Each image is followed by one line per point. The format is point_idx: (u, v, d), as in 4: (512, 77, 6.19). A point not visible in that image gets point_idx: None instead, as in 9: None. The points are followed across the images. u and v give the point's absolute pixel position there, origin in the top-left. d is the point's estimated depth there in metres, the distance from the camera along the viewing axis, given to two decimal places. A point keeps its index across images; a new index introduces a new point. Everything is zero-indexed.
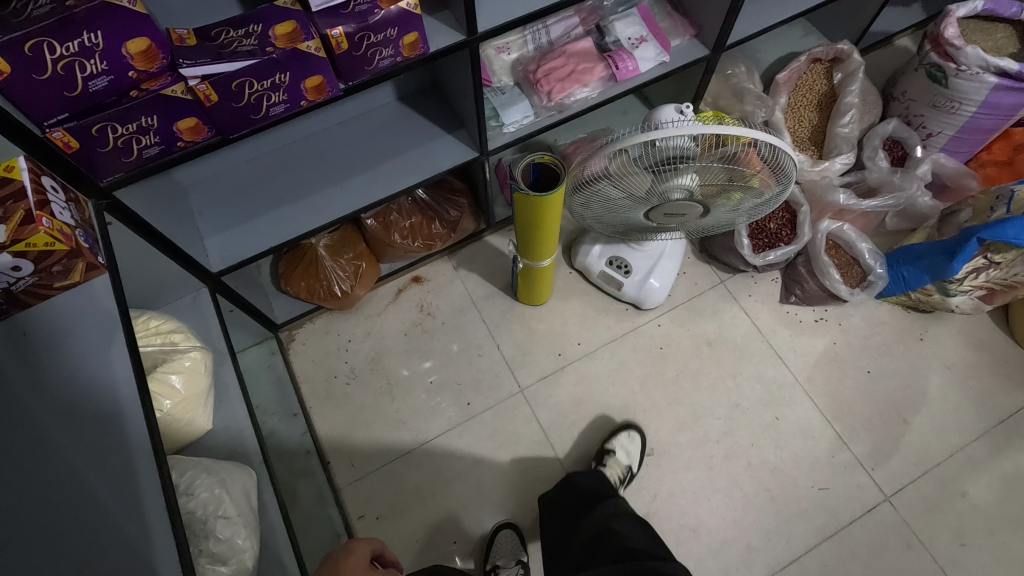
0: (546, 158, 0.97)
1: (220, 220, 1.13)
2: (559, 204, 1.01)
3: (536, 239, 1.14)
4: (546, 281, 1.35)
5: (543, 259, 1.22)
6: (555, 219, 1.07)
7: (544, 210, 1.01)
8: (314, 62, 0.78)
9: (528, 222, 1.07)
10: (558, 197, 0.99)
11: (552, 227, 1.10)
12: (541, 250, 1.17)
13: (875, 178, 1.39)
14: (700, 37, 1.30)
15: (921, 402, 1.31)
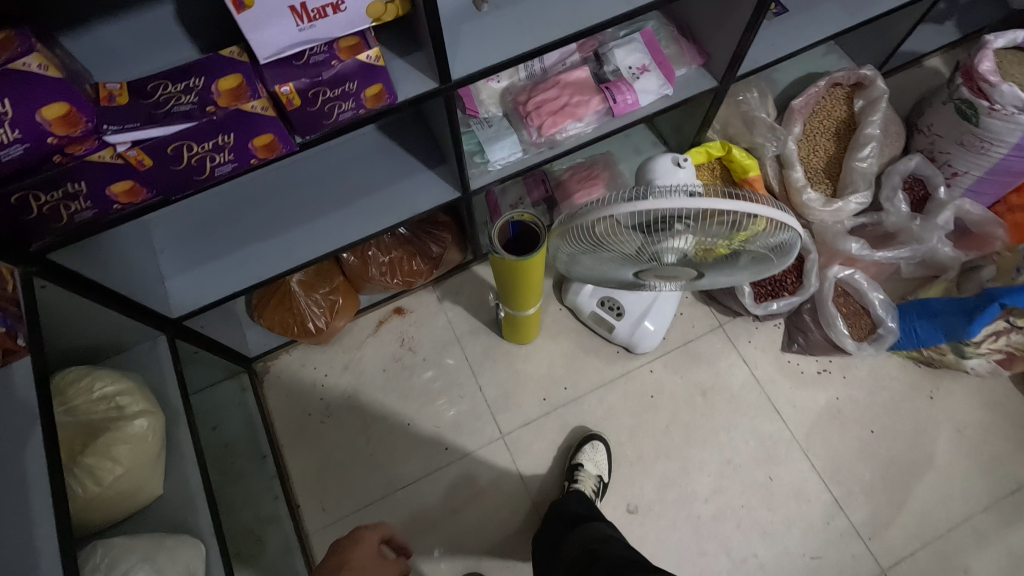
0: (523, 216, 0.93)
1: (180, 259, 1.05)
2: (540, 262, 0.98)
3: (520, 293, 1.09)
4: (533, 324, 1.28)
5: (528, 309, 1.17)
6: (539, 274, 1.03)
7: (526, 269, 0.98)
8: (262, 121, 0.71)
9: (510, 281, 1.03)
10: (539, 256, 0.95)
11: (536, 281, 1.06)
12: (526, 303, 1.13)
13: (893, 222, 1.29)
14: (708, 66, 1.19)
15: (927, 466, 1.23)
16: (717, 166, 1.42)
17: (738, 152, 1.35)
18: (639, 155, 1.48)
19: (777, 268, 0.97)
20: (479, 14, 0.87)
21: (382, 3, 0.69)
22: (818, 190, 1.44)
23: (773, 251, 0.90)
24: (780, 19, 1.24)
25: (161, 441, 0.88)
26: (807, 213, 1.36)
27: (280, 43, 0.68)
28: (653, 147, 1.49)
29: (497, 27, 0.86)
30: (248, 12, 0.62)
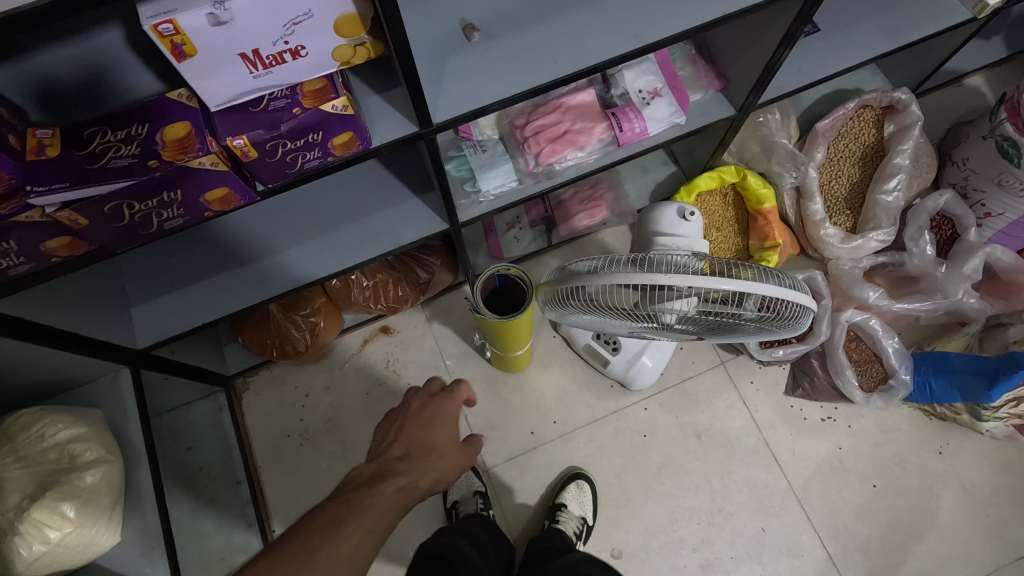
0: (511, 271, 0.99)
1: (148, 285, 0.99)
2: (527, 318, 1.01)
3: (510, 344, 1.10)
4: (525, 359, 1.25)
5: (519, 353, 1.16)
6: (527, 327, 1.06)
7: (512, 326, 1.00)
8: (212, 176, 0.63)
9: (499, 336, 1.05)
10: (525, 313, 0.98)
11: (525, 333, 1.08)
12: (517, 351, 1.14)
13: (915, 265, 1.20)
14: (726, 92, 1.09)
15: (929, 527, 1.17)
16: (730, 193, 1.33)
17: (753, 179, 1.27)
18: (647, 174, 1.38)
19: (791, 332, 0.87)
20: (470, 45, 0.79)
21: (350, 47, 0.61)
22: (837, 222, 1.34)
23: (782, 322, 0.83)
24: (811, 40, 1.13)
25: (118, 489, 0.85)
26: (823, 248, 1.27)
27: (231, 89, 0.59)
28: (663, 166, 1.39)
29: (488, 62, 0.77)
30: (191, 61, 0.54)
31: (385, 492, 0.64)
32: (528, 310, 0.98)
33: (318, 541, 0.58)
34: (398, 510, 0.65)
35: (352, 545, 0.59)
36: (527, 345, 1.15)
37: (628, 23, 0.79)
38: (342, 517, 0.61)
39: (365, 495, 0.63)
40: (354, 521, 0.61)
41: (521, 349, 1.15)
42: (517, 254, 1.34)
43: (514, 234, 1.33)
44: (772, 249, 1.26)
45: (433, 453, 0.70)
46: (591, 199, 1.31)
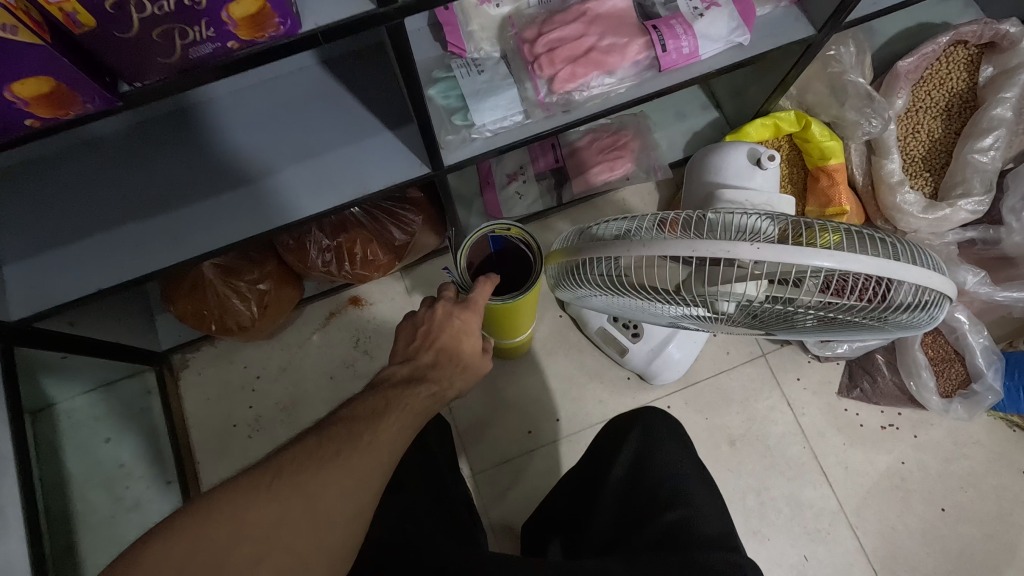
0: (511, 232, 0.76)
1: (29, 234, 0.75)
2: (529, 298, 0.79)
3: (508, 330, 0.88)
4: (524, 347, 1.03)
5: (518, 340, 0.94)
6: (530, 309, 0.84)
7: (510, 309, 0.78)
8: (18, 51, 0.38)
9: (493, 322, 0.83)
10: (526, 292, 0.77)
11: (527, 316, 0.86)
12: (515, 337, 0.92)
13: (1017, 243, 0.98)
14: (805, 5, 0.82)
15: (1006, 561, 0.97)
16: (784, 145, 1.08)
17: (818, 128, 1.00)
18: (682, 121, 1.12)
19: (913, 331, 0.60)
20: None
21: None
22: (915, 185, 1.09)
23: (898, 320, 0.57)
24: None
25: None
26: (898, 220, 1.03)
27: None
28: (702, 112, 1.13)
29: None
30: None
31: (421, 388, 0.56)
32: (530, 289, 0.76)
33: (368, 426, 0.51)
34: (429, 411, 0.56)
35: (397, 434, 0.52)
36: (528, 331, 0.93)
37: None
38: (385, 408, 0.53)
39: (402, 390, 0.55)
40: (400, 414, 0.53)
41: (521, 335, 0.93)
42: (519, 214, 1.09)
43: (516, 190, 1.08)
44: (837, 218, 1.01)
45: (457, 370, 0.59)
46: (613, 148, 1.05)
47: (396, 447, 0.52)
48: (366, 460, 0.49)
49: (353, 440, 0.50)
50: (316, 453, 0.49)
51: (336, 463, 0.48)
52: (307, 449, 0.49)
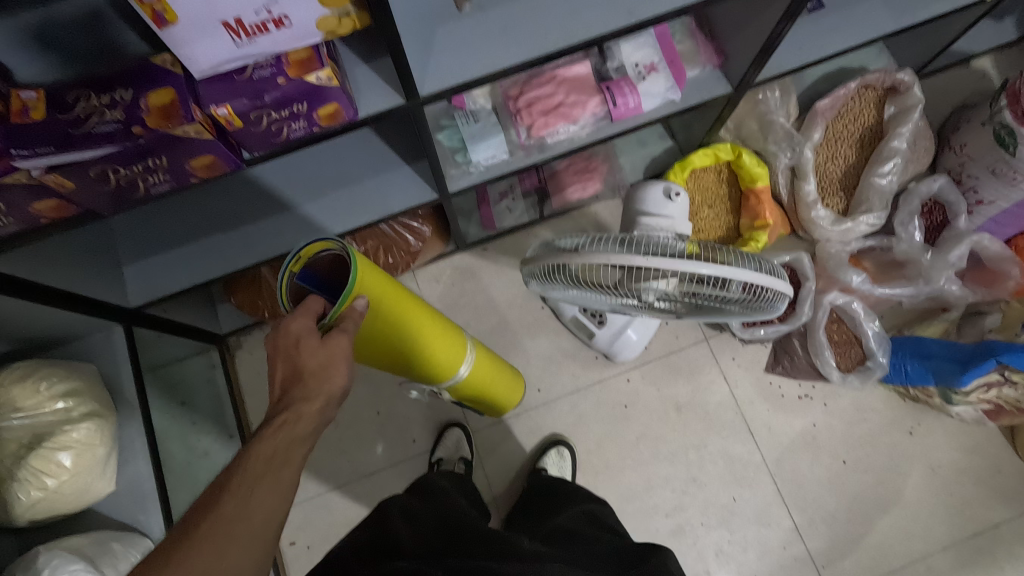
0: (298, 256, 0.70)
1: (138, 245, 1.01)
2: (382, 287, 0.79)
3: (442, 357, 0.96)
4: (495, 381, 1.12)
5: (466, 372, 1.03)
6: (410, 301, 0.87)
7: (383, 306, 0.79)
8: (198, 143, 0.65)
9: (410, 342, 0.88)
10: (369, 279, 0.76)
11: (426, 317, 0.91)
12: (460, 368, 1.01)
13: (903, 250, 1.22)
14: (725, 69, 1.07)
15: (892, 502, 1.22)
16: (724, 170, 1.32)
17: (748, 158, 1.25)
18: (643, 148, 1.37)
19: (765, 315, 0.89)
20: (460, 15, 0.77)
21: (335, 18, 0.60)
22: (830, 203, 1.33)
23: (753, 307, 0.86)
24: (813, 17, 1.12)
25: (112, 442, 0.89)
26: (813, 230, 1.28)
27: (214, 58, 0.60)
28: (660, 140, 1.38)
29: (478, 34, 0.76)
30: (173, 29, 0.54)
31: (292, 431, 0.61)
32: (368, 274, 0.75)
33: (244, 496, 0.55)
34: (308, 436, 0.63)
35: (277, 494, 0.57)
36: (468, 356, 1.02)
37: None
38: (263, 466, 0.57)
39: (271, 440, 0.60)
40: (278, 473, 0.58)
41: (466, 365, 1.02)
42: (509, 225, 1.34)
43: (506, 205, 1.32)
44: (762, 229, 1.26)
45: (321, 383, 0.65)
46: (584, 171, 1.31)
47: (275, 511, 0.56)
48: (213, 539, 0.52)
49: (222, 523, 0.53)
50: (157, 556, 0.51)
51: (208, 551, 0.51)
52: (176, 540, 0.52)
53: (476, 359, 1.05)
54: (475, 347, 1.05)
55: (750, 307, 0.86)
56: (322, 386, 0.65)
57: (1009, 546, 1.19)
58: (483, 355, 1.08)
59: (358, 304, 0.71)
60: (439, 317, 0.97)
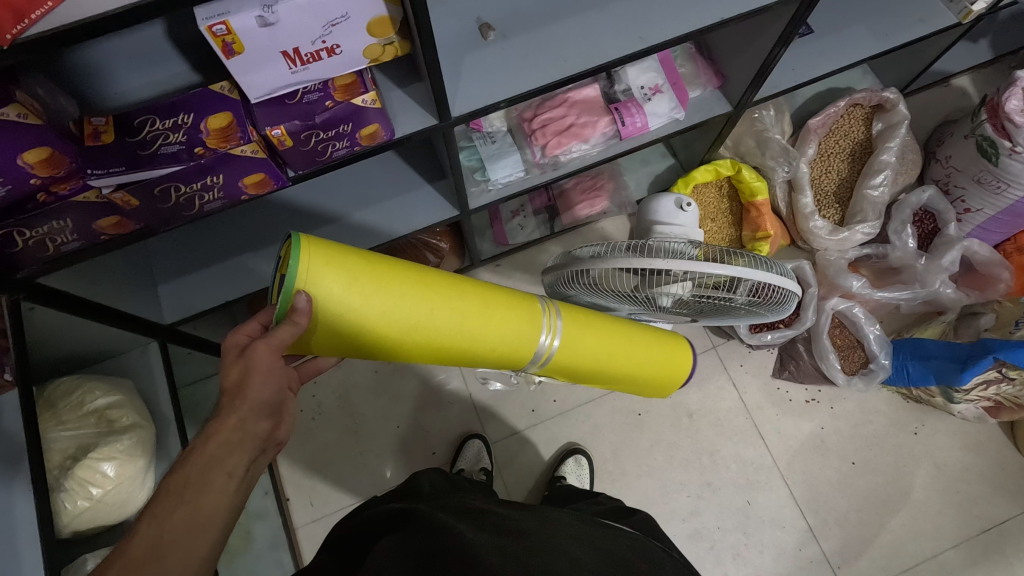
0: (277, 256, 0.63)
1: (172, 264, 1.05)
2: (367, 280, 0.63)
3: (500, 347, 0.78)
4: (610, 347, 0.93)
5: (553, 343, 0.84)
6: (434, 285, 0.70)
7: (375, 299, 0.64)
8: (252, 161, 0.71)
9: (439, 333, 0.71)
10: (334, 272, 0.61)
11: (469, 299, 0.73)
12: (539, 341, 0.82)
13: (898, 257, 1.28)
14: (724, 89, 1.14)
15: (902, 502, 1.26)
16: (725, 185, 1.39)
17: (748, 172, 1.32)
18: (646, 166, 1.44)
19: (774, 315, 0.95)
20: (486, 43, 0.83)
21: (380, 46, 0.66)
22: (826, 214, 1.40)
23: (763, 308, 0.92)
24: (803, 41, 1.20)
25: (151, 454, 0.92)
26: (812, 240, 1.34)
27: (270, 84, 0.65)
28: (662, 159, 1.45)
29: (502, 60, 0.82)
30: (238, 58, 0.60)
31: (204, 458, 0.52)
32: (332, 265, 0.61)
33: (147, 544, 0.49)
34: (227, 455, 0.54)
35: (193, 529, 0.51)
36: (547, 327, 0.82)
37: (635, 25, 0.84)
38: (173, 502, 0.51)
39: (183, 468, 0.52)
40: (192, 509, 0.51)
41: (553, 336, 0.84)
42: (521, 241, 1.40)
43: (519, 222, 1.38)
44: (764, 240, 1.33)
45: (234, 401, 0.55)
46: (592, 188, 1.37)
47: (193, 550, 0.51)
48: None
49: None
50: None
51: None
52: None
53: (563, 329, 0.85)
54: (561, 314, 0.86)
55: (761, 308, 0.92)
56: (239, 404, 0.55)
57: (1016, 540, 1.22)
58: (584, 324, 0.88)
59: (301, 304, 0.58)
60: (498, 289, 0.78)
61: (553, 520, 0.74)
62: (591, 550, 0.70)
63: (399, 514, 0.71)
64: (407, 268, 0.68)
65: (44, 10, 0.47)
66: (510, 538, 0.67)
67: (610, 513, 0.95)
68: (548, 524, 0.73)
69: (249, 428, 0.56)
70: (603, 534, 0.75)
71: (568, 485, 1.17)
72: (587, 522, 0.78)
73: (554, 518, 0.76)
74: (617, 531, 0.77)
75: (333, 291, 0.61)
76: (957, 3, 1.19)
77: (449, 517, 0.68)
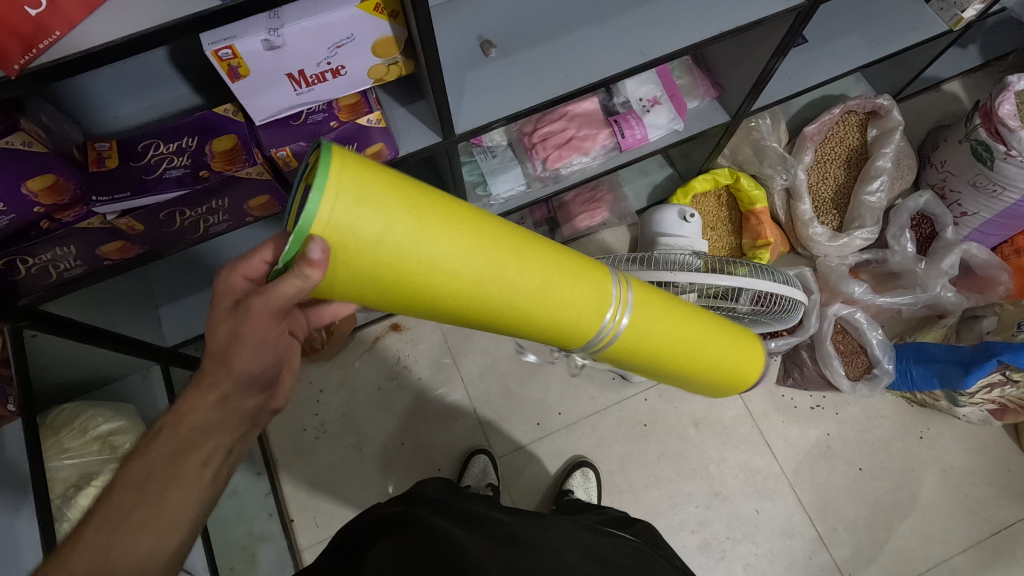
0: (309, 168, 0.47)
1: (173, 285, 1.04)
2: (413, 219, 0.47)
3: (559, 323, 0.63)
4: (685, 339, 0.79)
5: (623, 322, 0.69)
6: (492, 240, 0.54)
7: (419, 253, 0.48)
8: (257, 184, 0.70)
9: (485, 298, 0.56)
10: (369, 213, 0.45)
11: (531, 267, 0.58)
12: (604, 320, 0.67)
13: (897, 262, 1.28)
14: (722, 99, 1.15)
15: (910, 507, 1.25)
16: (723, 194, 1.40)
17: (746, 181, 1.33)
18: (645, 177, 1.45)
19: (781, 323, 0.95)
20: (487, 59, 0.84)
21: (384, 66, 0.66)
22: (825, 221, 1.41)
23: (770, 317, 0.92)
24: (799, 51, 1.21)
25: None
26: (812, 246, 1.36)
27: (275, 106, 0.65)
28: (660, 169, 1.46)
29: (504, 76, 0.83)
30: (243, 81, 0.60)
31: (175, 443, 0.51)
32: (367, 202, 0.44)
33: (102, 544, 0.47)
34: (197, 441, 0.52)
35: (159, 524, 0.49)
36: (616, 305, 0.67)
37: (634, 39, 0.85)
38: (138, 493, 0.49)
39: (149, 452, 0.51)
40: (155, 506, 0.49)
41: (622, 313, 0.69)
42: None
43: None
44: (764, 248, 1.33)
45: (219, 369, 0.53)
46: (591, 199, 1.38)
47: (154, 552, 0.49)
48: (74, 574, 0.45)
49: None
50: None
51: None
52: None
53: (635, 309, 0.71)
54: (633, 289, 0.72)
55: (767, 317, 0.92)
56: (225, 374, 0.53)
57: None
58: (657, 308, 0.74)
59: (316, 255, 0.43)
60: (563, 252, 0.62)
61: (552, 526, 0.74)
62: (589, 558, 0.69)
63: (400, 521, 0.70)
64: (464, 216, 0.51)
65: (52, 40, 0.48)
66: (515, 548, 0.66)
67: (610, 521, 0.92)
68: (547, 532, 0.72)
69: (231, 407, 0.54)
70: (601, 540, 0.74)
71: (576, 498, 1.16)
72: (585, 529, 0.77)
73: (554, 524, 0.75)
74: (616, 537, 0.77)
75: (364, 237, 0.45)
76: (947, 11, 1.21)
77: (453, 527, 0.67)
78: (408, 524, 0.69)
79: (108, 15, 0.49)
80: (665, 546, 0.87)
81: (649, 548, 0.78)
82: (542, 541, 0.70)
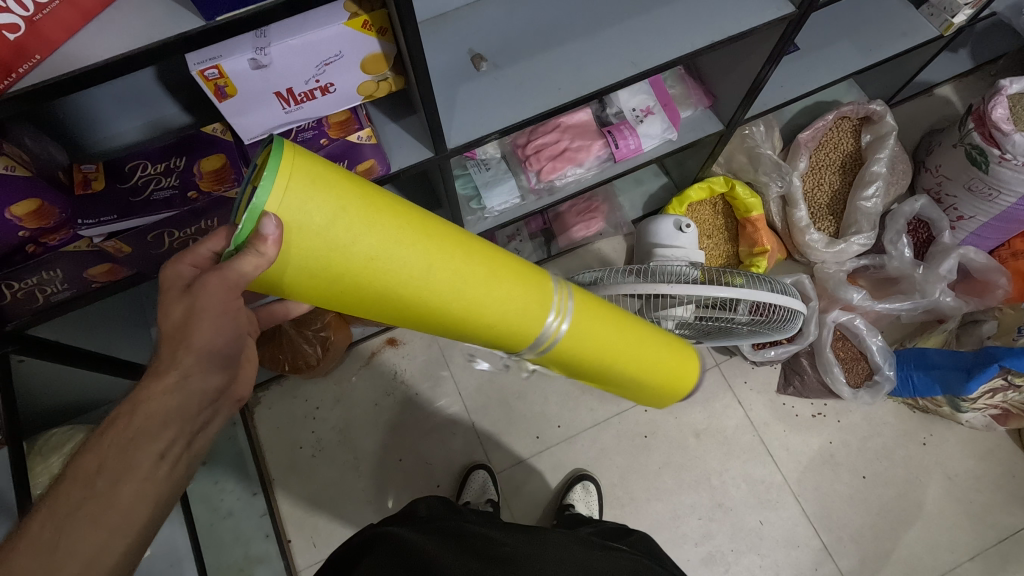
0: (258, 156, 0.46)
1: None
2: (362, 211, 0.49)
3: (503, 323, 0.63)
4: (631, 352, 0.78)
5: (560, 329, 0.68)
6: (442, 240, 0.55)
7: (370, 242, 0.50)
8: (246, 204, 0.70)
9: (434, 291, 0.56)
10: (321, 197, 0.46)
11: (479, 263, 0.59)
12: (545, 323, 0.66)
13: (895, 267, 1.28)
14: (715, 108, 1.15)
15: (915, 515, 1.24)
16: (719, 202, 1.40)
17: (741, 189, 1.32)
18: (640, 186, 1.45)
19: (781, 333, 0.94)
20: (478, 73, 0.83)
21: (374, 82, 0.66)
22: (821, 227, 1.40)
23: (769, 328, 0.91)
24: (791, 58, 1.21)
25: None
26: (808, 252, 1.34)
27: (263, 123, 0.64)
28: (654, 179, 1.46)
29: (495, 90, 0.82)
30: (231, 100, 0.59)
31: (127, 435, 0.47)
32: (318, 185, 0.46)
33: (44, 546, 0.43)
34: (154, 434, 0.48)
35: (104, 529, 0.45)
36: (557, 305, 0.67)
37: (627, 51, 0.85)
38: (83, 492, 0.45)
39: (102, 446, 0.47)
40: (110, 498, 0.45)
41: (562, 318, 0.68)
42: None
43: (514, 246, 1.37)
44: (761, 255, 1.32)
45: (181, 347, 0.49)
46: (586, 208, 1.37)
47: (106, 549, 0.45)
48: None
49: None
50: None
51: None
52: None
53: (575, 314, 0.70)
54: (575, 296, 0.70)
55: (766, 328, 0.91)
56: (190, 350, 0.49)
57: None
58: (602, 315, 0.74)
59: (269, 229, 0.44)
60: (510, 256, 0.64)
61: (549, 543, 0.72)
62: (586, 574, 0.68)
63: (394, 543, 0.69)
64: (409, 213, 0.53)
65: (32, 63, 0.47)
66: (513, 568, 0.65)
67: (608, 533, 0.90)
68: (545, 550, 0.71)
69: (198, 383, 0.50)
70: (596, 554, 0.73)
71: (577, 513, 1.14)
72: (581, 542, 0.75)
73: (551, 539, 0.74)
74: (610, 550, 0.75)
75: (316, 221, 0.46)
76: (937, 17, 1.20)
77: (449, 552, 0.66)
78: (402, 547, 0.68)
79: (91, 38, 0.48)
80: (661, 557, 0.86)
81: (645, 560, 0.77)
82: (539, 559, 0.68)
